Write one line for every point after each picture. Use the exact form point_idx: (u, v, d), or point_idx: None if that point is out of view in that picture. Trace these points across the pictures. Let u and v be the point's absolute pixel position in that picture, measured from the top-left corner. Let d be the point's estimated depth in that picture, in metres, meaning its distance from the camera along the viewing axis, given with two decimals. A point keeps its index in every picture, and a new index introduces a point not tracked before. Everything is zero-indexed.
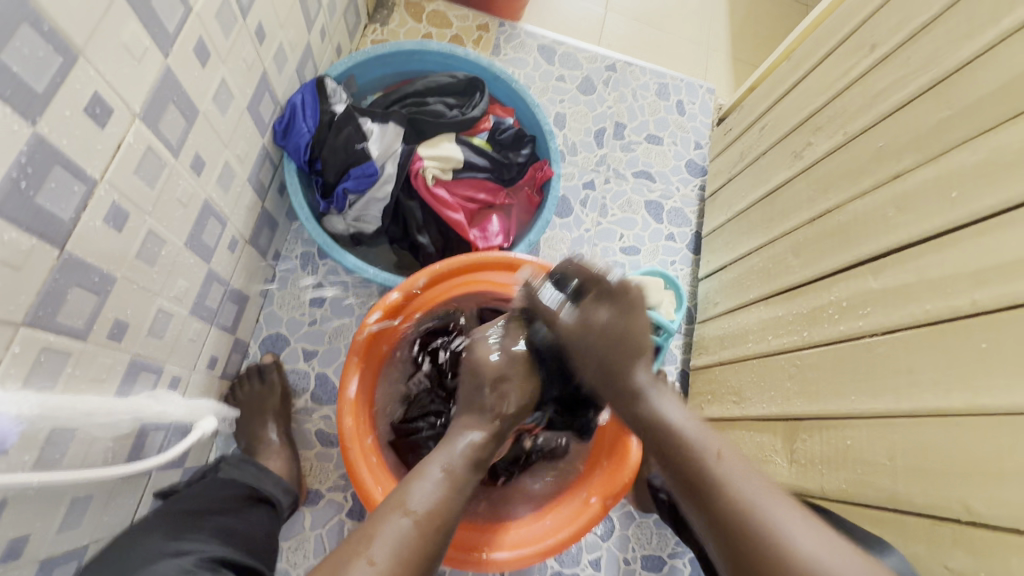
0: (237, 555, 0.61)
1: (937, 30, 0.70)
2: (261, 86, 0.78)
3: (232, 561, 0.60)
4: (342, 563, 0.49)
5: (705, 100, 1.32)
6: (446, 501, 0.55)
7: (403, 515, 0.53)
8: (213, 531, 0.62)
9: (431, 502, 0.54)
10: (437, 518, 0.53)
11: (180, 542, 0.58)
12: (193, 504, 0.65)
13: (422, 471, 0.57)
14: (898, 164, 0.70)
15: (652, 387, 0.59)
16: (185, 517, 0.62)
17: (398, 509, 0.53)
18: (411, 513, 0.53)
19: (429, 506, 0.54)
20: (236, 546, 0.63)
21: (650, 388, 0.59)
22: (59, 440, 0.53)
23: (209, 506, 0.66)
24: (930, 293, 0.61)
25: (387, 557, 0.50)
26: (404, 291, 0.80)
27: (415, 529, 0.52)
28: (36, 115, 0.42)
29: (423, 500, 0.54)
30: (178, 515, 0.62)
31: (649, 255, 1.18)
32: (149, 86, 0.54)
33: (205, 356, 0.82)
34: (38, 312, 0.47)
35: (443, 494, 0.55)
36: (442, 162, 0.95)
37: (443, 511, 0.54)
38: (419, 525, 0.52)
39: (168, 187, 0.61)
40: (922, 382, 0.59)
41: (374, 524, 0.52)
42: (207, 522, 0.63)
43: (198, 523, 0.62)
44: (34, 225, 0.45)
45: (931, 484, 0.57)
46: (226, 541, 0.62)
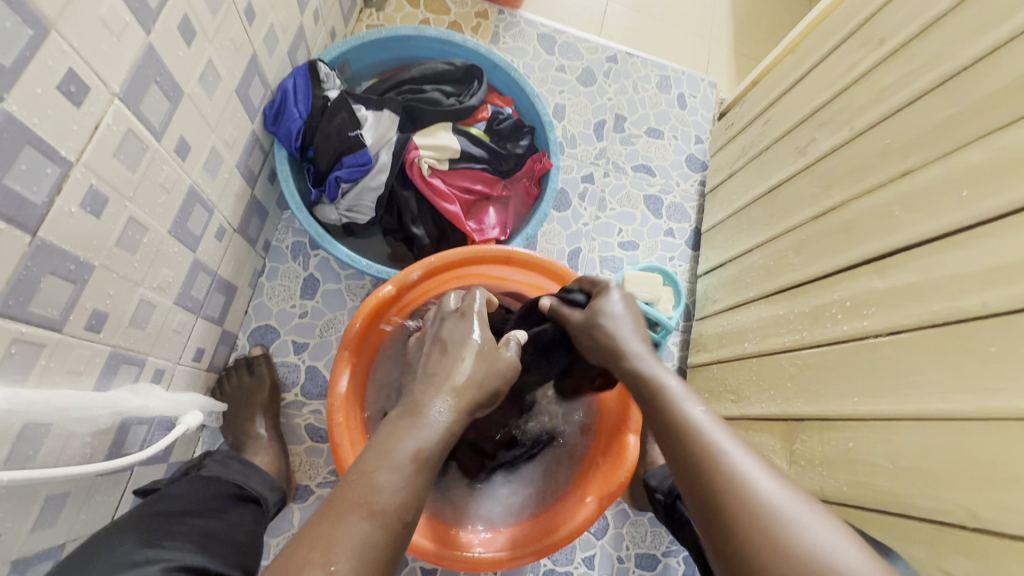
0: (215, 564, 0.58)
1: (949, 24, 0.68)
2: (250, 69, 0.75)
3: (211, 571, 0.57)
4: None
5: (706, 93, 1.30)
6: (415, 495, 0.45)
7: (365, 517, 0.42)
8: (191, 536, 0.59)
9: (398, 496, 0.44)
10: (404, 516, 0.44)
11: (153, 550, 0.55)
12: (175, 505, 0.62)
13: (387, 456, 0.46)
14: (906, 161, 0.68)
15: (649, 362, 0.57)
16: (163, 519, 0.59)
17: (359, 508, 0.42)
18: (374, 515, 0.42)
19: (398, 502, 0.44)
20: (215, 550, 0.60)
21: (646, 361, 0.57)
22: (32, 435, 0.51)
23: (189, 507, 0.63)
24: (937, 294, 0.60)
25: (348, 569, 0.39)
26: (398, 284, 0.77)
27: (380, 532, 0.42)
28: (4, 92, 0.39)
29: (390, 496, 0.43)
30: (156, 516, 0.59)
31: (647, 250, 1.16)
32: (129, 64, 0.51)
33: (190, 348, 0.80)
34: (10, 301, 0.45)
35: (412, 485, 0.45)
36: (438, 152, 0.93)
37: (410, 508, 0.44)
38: (384, 529, 0.42)
39: (150, 171, 0.59)
40: (927, 385, 0.58)
41: (329, 527, 0.41)
42: (184, 526, 0.60)
43: (175, 526, 0.59)
44: (4, 209, 0.42)
45: (935, 490, 0.55)
46: (204, 547, 0.59)
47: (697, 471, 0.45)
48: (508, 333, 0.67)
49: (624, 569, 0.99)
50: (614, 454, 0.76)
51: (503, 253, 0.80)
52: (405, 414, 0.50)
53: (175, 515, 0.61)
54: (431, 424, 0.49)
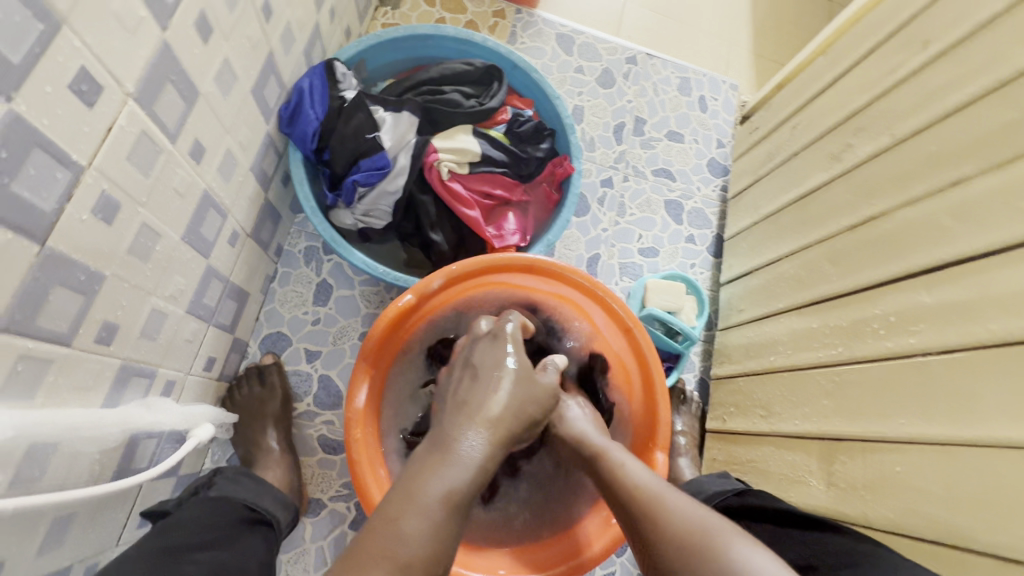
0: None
1: (1004, 26, 0.64)
2: (267, 68, 0.72)
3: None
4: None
5: (728, 96, 1.27)
6: (442, 543, 0.45)
7: (394, 569, 0.42)
8: (201, 573, 0.55)
9: (424, 545, 0.44)
10: (430, 567, 0.43)
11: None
12: (180, 537, 0.58)
13: (414, 502, 0.46)
14: (956, 170, 0.65)
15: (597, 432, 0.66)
16: (169, 556, 0.55)
17: (388, 555, 0.42)
18: (401, 568, 0.42)
19: (425, 550, 0.43)
20: None
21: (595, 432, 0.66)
22: (38, 456, 0.48)
23: (198, 538, 0.59)
24: (996, 311, 0.56)
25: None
26: (418, 293, 0.73)
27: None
28: (11, 90, 0.36)
29: (415, 544, 0.43)
30: (161, 553, 0.55)
31: (668, 257, 1.13)
32: (144, 62, 0.48)
33: (201, 358, 0.76)
34: (16, 315, 0.42)
35: (440, 531, 0.45)
36: (457, 155, 0.89)
37: (438, 557, 0.44)
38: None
39: (164, 175, 0.56)
40: (984, 409, 0.55)
41: (359, 575, 0.41)
42: (194, 564, 0.56)
43: (184, 564, 0.55)
44: (10, 217, 0.39)
45: (997, 522, 0.52)
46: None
47: (648, 535, 0.52)
48: (548, 358, 0.71)
49: None
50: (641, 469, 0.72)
51: (525, 262, 0.76)
52: (435, 450, 0.51)
53: (183, 548, 0.57)
54: (463, 460, 0.50)
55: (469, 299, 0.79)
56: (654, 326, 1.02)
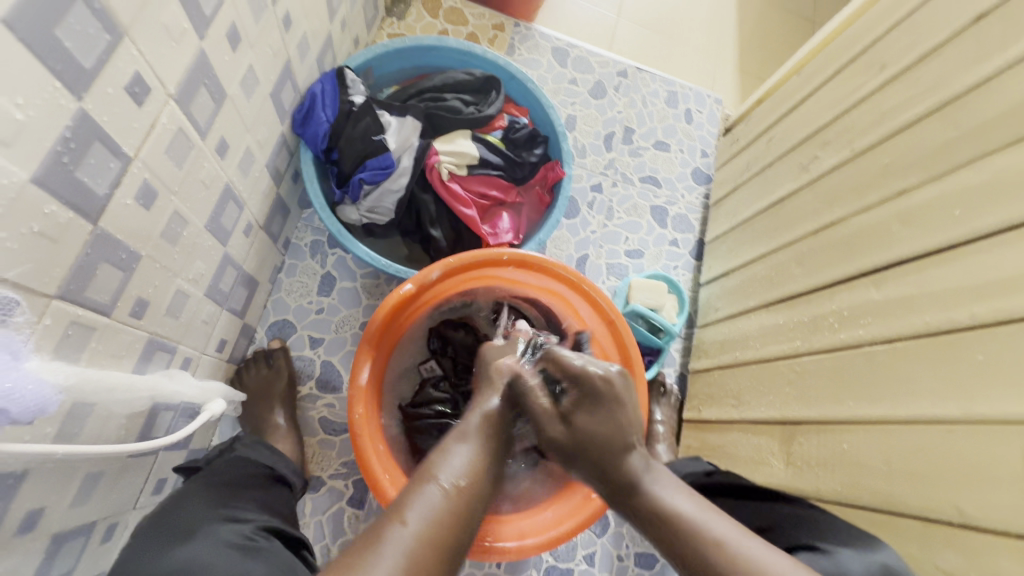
0: (283, 528, 0.65)
1: (948, 53, 0.72)
2: (284, 73, 0.79)
3: (280, 532, 0.64)
4: (375, 533, 0.48)
5: (713, 109, 1.35)
6: (478, 467, 0.56)
7: (437, 483, 0.52)
8: (256, 503, 0.66)
9: (464, 469, 0.54)
10: (470, 485, 0.54)
11: (234, 510, 0.62)
12: (225, 478, 0.67)
13: (446, 446, 0.57)
14: (904, 181, 0.73)
15: (647, 472, 0.58)
16: (229, 488, 0.65)
17: (428, 478, 0.53)
18: (443, 484, 0.52)
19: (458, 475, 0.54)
20: (276, 515, 0.66)
21: (645, 473, 0.58)
22: (78, 413, 0.54)
23: (244, 480, 0.68)
24: (930, 305, 0.64)
25: (420, 522, 0.49)
26: (417, 283, 0.80)
27: (446, 498, 0.51)
28: (82, 91, 0.43)
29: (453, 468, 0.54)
30: (221, 487, 0.65)
31: (652, 259, 1.20)
32: (184, 67, 0.54)
33: (215, 340, 0.82)
34: (69, 286, 0.48)
35: (471, 462, 0.55)
36: (457, 158, 0.97)
37: (474, 480, 0.54)
38: (454, 494, 0.52)
39: (193, 168, 0.62)
40: (920, 391, 0.62)
41: (406, 495, 0.51)
42: (248, 495, 0.66)
43: (242, 495, 0.66)
44: (72, 199, 0.45)
45: (928, 490, 0.59)
46: (269, 514, 0.66)
47: None
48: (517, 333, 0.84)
49: (623, 568, 1.02)
50: None
51: (519, 257, 0.83)
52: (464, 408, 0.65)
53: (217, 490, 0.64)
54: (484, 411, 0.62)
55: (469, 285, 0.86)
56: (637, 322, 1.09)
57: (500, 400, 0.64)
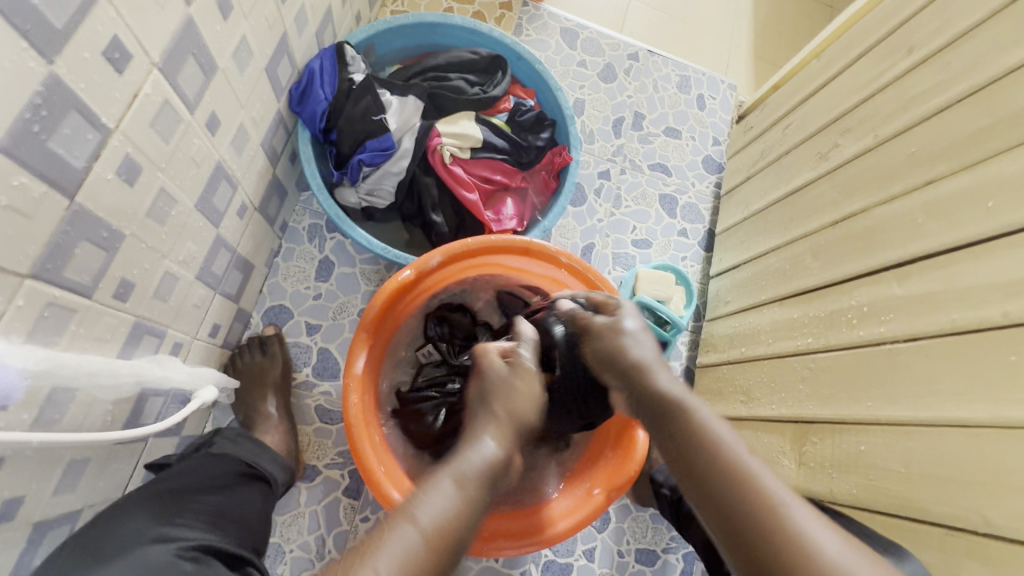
0: (228, 544, 0.59)
1: (981, 36, 0.68)
2: (280, 48, 0.75)
3: (223, 551, 0.58)
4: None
5: (726, 96, 1.30)
6: (462, 513, 0.47)
7: (412, 526, 0.45)
8: (203, 514, 0.60)
9: (445, 517, 0.46)
10: (450, 532, 0.46)
11: (170, 527, 0.56)
12: (181, 482, 0.62)
13: (432, 480, 0.49)
14: (931, 170, 0.69)
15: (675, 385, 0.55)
16: (177, 497, 0.60)
17: (407, 517, 0.46)
18: (421, 527, 0.45)
19: (440, 519, 0.46)
20: (228, 528, 0.61)
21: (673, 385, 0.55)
22: (59, 400, 0.51)
23: (203, 484, 0.64)
24: (958, 302, 0.60)
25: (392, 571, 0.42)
26: (417, 270, 0.77)
27: (423, 545, 0.44)
28: (54, 54, 0.39)
29: (433, 514, 0.46)
30: (168, 495, 0.60)
31: (660, 249, 1.16)
32: (170, 34, 0.51)
33: (207, 324, 0.80)
34: (46, 264, 0.45)
35: (456, 505, 0.47)
36: (460, 140, 0.93)
37: (454, 529, 0.46)
38: (431, 543, 0.45)
39: (182, 144, 0.59)
40: (944, 393, 0.59)
41: (380, 533, 0.45)
42: (198, 504, 0.61)
43: (190, 504, 0.60)
44: (46, 171, 0.42)
45: (951, 496, 0.56)
46: (217, 527, 0.60)
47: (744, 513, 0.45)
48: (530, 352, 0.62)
49: (624, 564, 1.00)
50: (623, 446, 0.77)
51: (524, 244, 0.80)
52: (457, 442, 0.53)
53: (182, 493, 0.61)
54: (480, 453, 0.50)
55: (470, 272, 0.83)
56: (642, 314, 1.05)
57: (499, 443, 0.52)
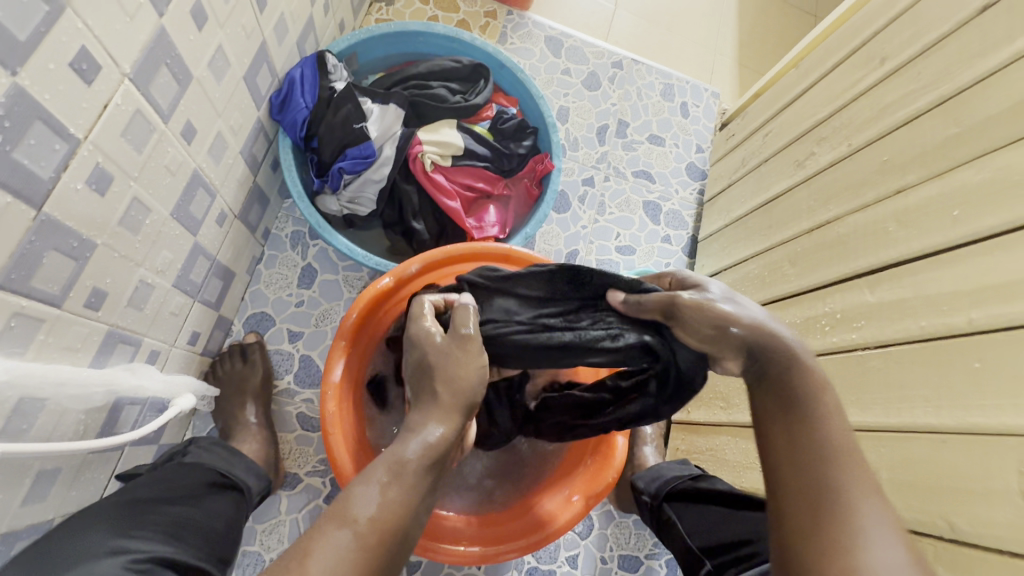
0: (189, 556, 0.59)
1: (949, 47, 0.69)
2: (259, 56, 0.76)
3: (180, 563, 0.57)
4: None
5: (710, 103, 1.31)
6: (398, 503, 0.47)
7: (345, 528, 0.45)
8: (165, 525, 0.59)
9: (377, 507, 0.46)
10: (384, 526, 0.46)
11: (126, 539, 0.55)
12: (149, 492, 0.62)
13: (366, 474, 0.48)
14: (902, 179, 0.70)
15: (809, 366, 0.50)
16: (137, 509, 0.59)
17: (337, 520, 0.45)
18: (353, 526, 0.45)
19: (374, 515, 0.46)
20: (189, 541, 0.60)
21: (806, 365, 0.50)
22: (27, 409, 0.51)
23: (171, 493, 0.63)
24: (925, 310, 0.61)
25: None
26: (396, 277, 0.78)
27: (356, 545, 0.44)
28: (18, 66, 0.40)
29: (367, 507, 0.46)
30: (138, 503, 0.60)
31: (644, 255, 1.17)
32: (141, 45, 0.51)
33: (186, 332, 0.80)
34: (12, 274, 0.45)
35: (390, 497, 0.47)
36: (441, 148, 0.93)
37: (392, 518, 0.46)
38: (366, 539, 0.44)
39: (156, 153, 0.59)
40: (912, 399, 0.59)
41: (311, 538, 0.44)
42: (160, 515, 0.60)
43: (151, 515, 0.59)
44: (10, 181, 0.42)
45: (917, 501, 0.57)
46: (177, 538, 0.59)
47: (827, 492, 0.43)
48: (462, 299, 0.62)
49: (607, 570, 1.00)
50: (600, 453, 0.77)
51: (504, 250, 0.81)
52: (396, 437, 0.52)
53: (151, 504, 0.61)
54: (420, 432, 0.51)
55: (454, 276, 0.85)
56: None
57: (443, 426, 0.51)
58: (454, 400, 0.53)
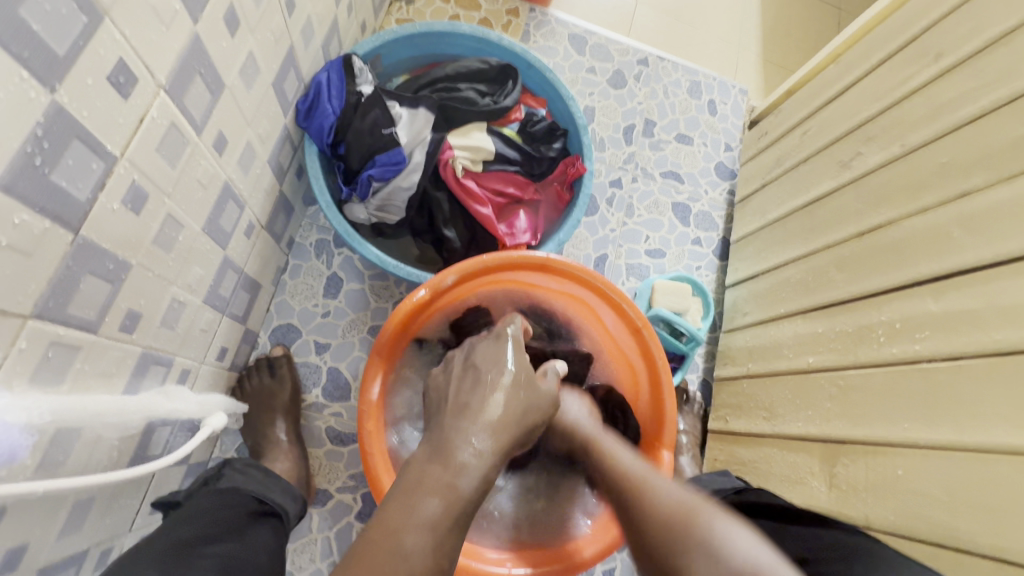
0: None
1: (1016, 41, 0.66)
2: (287, 62, 0.73)
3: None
4: None
5: (737, 100, 1.28)
6: (444, 550, 0.46)
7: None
8: (213, 567, 0.55)
9: (425, 557, 0.44)
10: (430, 572, 0.44)
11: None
12: (189, 531, 0.59)
13: (411, 515, 0.46)
14: (967, 181, 0.66)
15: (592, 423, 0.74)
16: (180, 554, 0.55)
17: (388, 570, 0.42)
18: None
19: (423, 562, 0.44)
20: None
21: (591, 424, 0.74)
22: (64, 441, 0.48)
23: (213, 531, 0.60)
24: (1001, 321, 0.58)
25: None
26: (432, 288, 0.74)
27: None
28: (55, 82, 0.37)
29: (417, 553, 0.44)
30: (178, 543, 0.56)
31: (674, 259, 1.14)
32: (176, 54, 0.48)
33: (215, 348, 0.77)
34: (49, 302, 0.42)
35: (438, 539, 0.45)
36: (472, 153, 0.90)
37: (438, 562, 0.45)
38: None
39: (189, 167, 0.56)
40: (991, 417, 0.56)
41: None
42: (207, 551, 0.57)
43: (197, 560, 0.55)
44: (48, 205, 0.39)
45: (998, 525, 0.53)
46: None
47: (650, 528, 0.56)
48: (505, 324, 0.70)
49: None
50: None
51: (583, 272, 0.78)
52: (427, 471, 0.49)
53: (196, 541, 0.58)
54: (469, 463, 0.50)
55: (517, 288, 0.83)
56: (658, 326, 1.03)
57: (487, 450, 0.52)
58: (497, 421, 0.55)
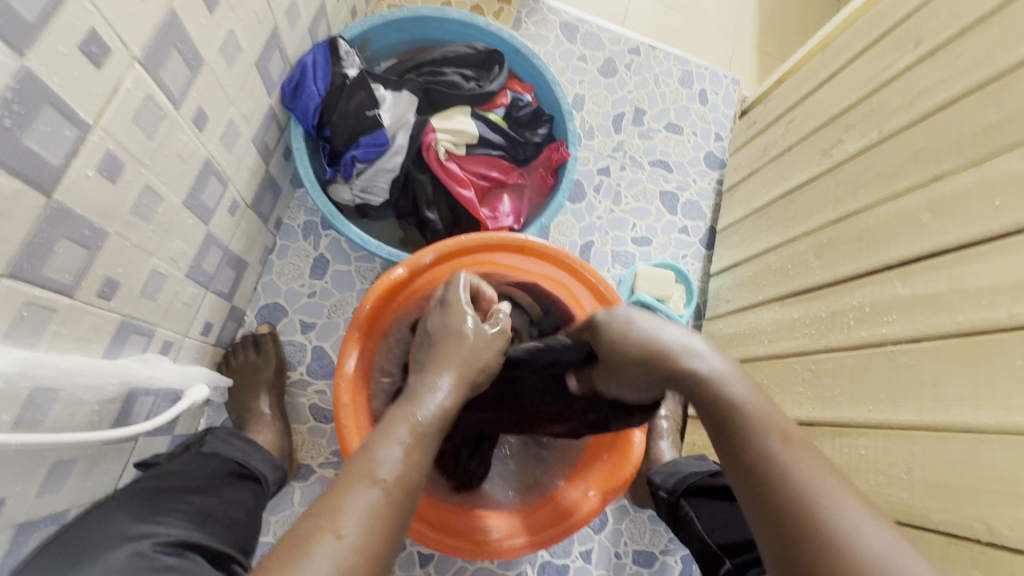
0: (212, 541, 0.59)
1: (990, 27, 0.66)
2: (271, 42, 0.74)
3: (207, 547, 0.58)
4: (299, 541, 0.39)
5: (729, 90, 1.28)
6: (418, 464, 0.48)
7: (371, 484, 0.44)
8: (187, 513, 0.60)
9: (403, 466, 0.46)
10: (410, 481, 0.46)
11: (147, 525, 0.56)
12: (171, 481, 0.63)
13: (387, 434, 0.48)
14: (938, 167, 0.67)
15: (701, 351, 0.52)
16: (161, 497, 0.60)
17: (363, 478, 0.44)
18: (380, 481, 0.44)
19: (400, 472, 0.46)
20: (215, 531, 0.61)
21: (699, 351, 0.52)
22: (41, 401, 0.50)
23: (187, 484, 0.64)
24: (964, 304, 0.58)
25: (357, 530, 0.40)
26: (410, 267, 0.76)
27: (387, 501, 0.43)
28: (25, 48, 0.38)
29: (392, 466, 0.46)
30: (151, 493, 0.60)
31: (660, 247, 1.14)
32: (153, 28, 0.50)
33: (199, 323, 0.79)
34: (22, 263, 0.44)
35: (413, 456, 0.47)
36: (455, 136, 0.92)
37: (413, 474, 0.46)
38: (392, 493, 0.44)
39: (167, 141, 0.58)
40: (949, 397, 0.57)
41: (338, 496, 0.42)
42: (180, 504, 0.61)
43: (173, 504, 0.60)
44: (21, 168, 0.41)
45: (951, 502, 0.54)
46: (202, 525, 0.60)
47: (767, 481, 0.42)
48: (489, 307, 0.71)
49: (621, 565, 0.98)
50: (618, 449, 0.76)
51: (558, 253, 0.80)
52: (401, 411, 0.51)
53: (168, 494, 0.61)
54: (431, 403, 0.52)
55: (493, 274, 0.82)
56: None
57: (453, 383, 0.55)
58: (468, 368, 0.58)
